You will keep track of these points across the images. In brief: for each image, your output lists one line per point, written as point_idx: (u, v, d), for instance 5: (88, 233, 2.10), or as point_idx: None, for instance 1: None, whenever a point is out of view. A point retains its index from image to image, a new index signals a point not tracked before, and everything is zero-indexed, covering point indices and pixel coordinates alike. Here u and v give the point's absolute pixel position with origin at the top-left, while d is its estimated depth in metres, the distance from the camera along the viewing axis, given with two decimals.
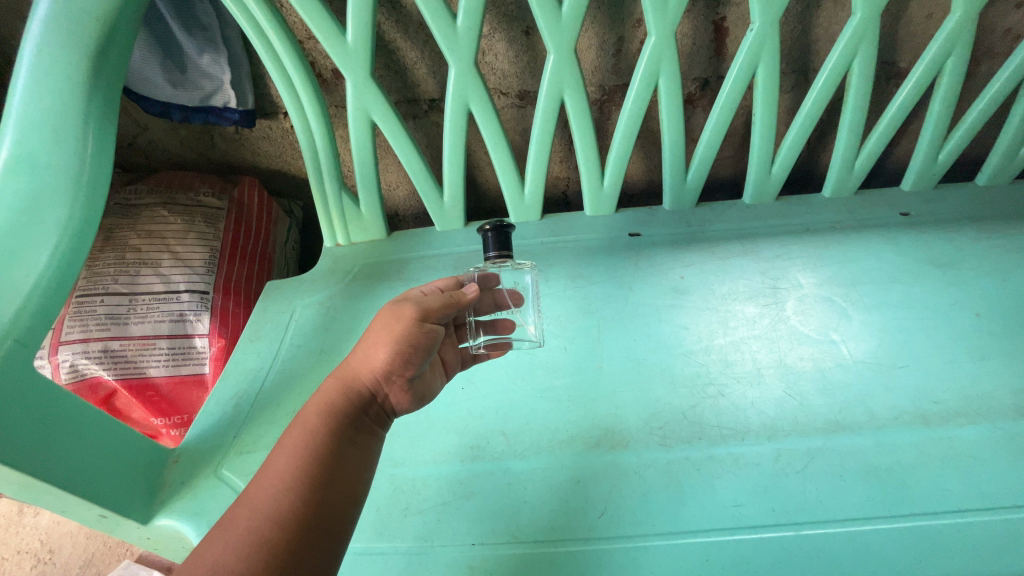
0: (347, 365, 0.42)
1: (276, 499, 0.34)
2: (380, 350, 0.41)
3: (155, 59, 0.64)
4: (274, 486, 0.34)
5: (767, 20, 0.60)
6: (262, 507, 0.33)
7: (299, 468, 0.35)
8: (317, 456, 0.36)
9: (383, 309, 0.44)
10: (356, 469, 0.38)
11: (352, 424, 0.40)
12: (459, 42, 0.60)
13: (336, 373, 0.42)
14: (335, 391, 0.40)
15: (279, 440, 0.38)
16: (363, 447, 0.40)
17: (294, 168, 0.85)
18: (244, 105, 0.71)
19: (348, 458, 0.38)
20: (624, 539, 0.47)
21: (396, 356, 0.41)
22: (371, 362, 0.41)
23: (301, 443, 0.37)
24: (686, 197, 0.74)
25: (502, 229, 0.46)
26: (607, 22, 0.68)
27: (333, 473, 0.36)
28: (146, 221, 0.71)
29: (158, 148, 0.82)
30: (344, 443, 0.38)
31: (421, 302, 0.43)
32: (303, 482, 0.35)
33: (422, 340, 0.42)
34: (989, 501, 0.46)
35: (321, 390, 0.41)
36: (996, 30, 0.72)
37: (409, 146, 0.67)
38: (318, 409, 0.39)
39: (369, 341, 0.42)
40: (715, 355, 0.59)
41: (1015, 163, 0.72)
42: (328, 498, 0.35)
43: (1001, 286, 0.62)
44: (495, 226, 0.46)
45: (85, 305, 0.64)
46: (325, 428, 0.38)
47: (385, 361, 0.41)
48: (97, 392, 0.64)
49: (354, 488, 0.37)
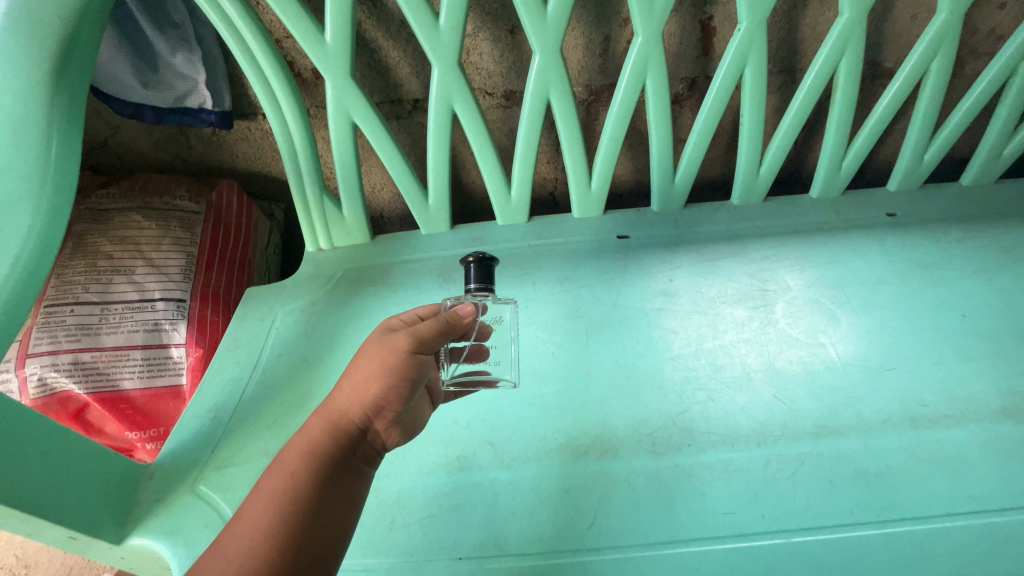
0: (332, 401, 0.40)
1: (252, 550, 0.33)
2: (373, 386, 0.39)
3: (125, 58, 0.62)
4: (251, 534, 0.34)
5: (753, 21, 0.59)
6: (236, 559, 0.33)
7: (276, 516, 0.35)
8: (299, 502, 0.35)
9: (372, 342, 0.41)
10: (340, 512, 0.37)
11: (338, 466, 0.38)
12: (442, 41, 0.59)
13: (320, 412, 0.40)
14: (319, 430, 0.39)
15: (260, 479, 0.37)
16: (351, 488, 0.39)
17: (274, 170, 0.82)
18: (221, 106, 0.68)
19: (333, 500, 0.37)
20: (613, 550, 0.46)
21: (387, 391, 0.40)
22: (361, 397, 0.40)
23: (280, 490, 0.36)
24: (674, 198, 0.73)
25: (485, 261, 0.44)
26: (593, 21, 0.67)
27: (316, 521, 0.36)
28: (118, 227, 0.68)
29: (132, 149, 0.79)
30: (329, 485, 0.37)
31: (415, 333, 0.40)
32: (281, 532, 0.34)
33: (415, 373, 0.41)
34: (977, 504, 0.46)
35: (305, 428, 0.39)
36: (981, 30, 0.72)
37: (392, 148, 0.66)
38: (302, 450, 0.38)
39: (358, 377, 0.40)
40: (704, 359, 0.59)
41: (1000, 163, 0.72)
42: (308, 545, 0.35)
43: (986, 286, 0.63)
44: (479, 259, 0.44)
45: (54, 315, 0.62)
46: (307, 471, 0.37)
47: (377, 396, 0.40)
48: (67, 407, 0.62)
49: (339, 532, 0.37)
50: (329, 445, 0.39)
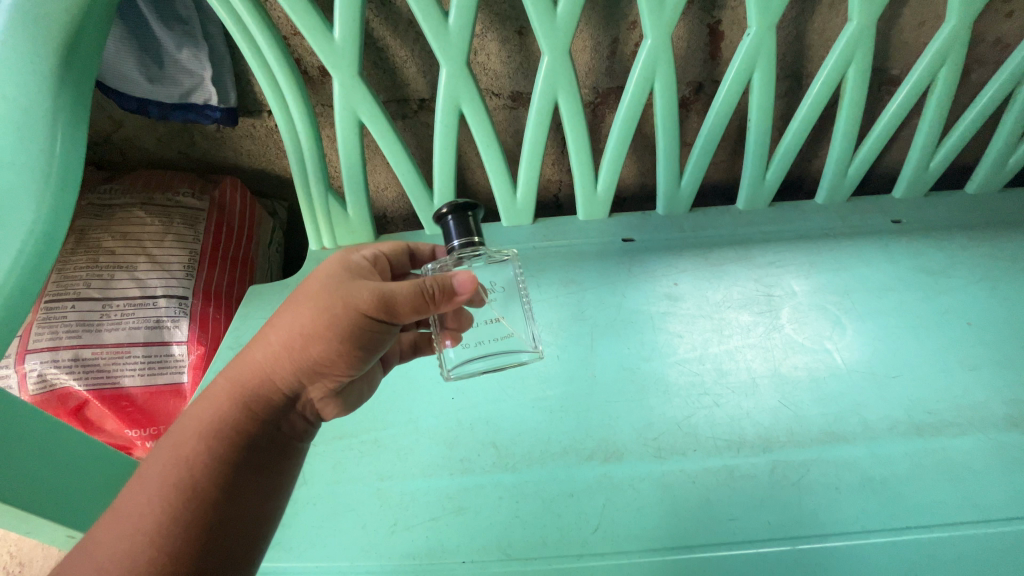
0: (262, 365, 0.39)
1: (150, 523, 0.32)
2: (318, 350, 0.38)
3: (131, 53, 0.61)
4: (144, 513, 0.33)
5: (763, 25, 0.59)
6: (135, 532, 0.32)
7: (169, 513, 0.33)
8: (199, 497, 0.34)
9: (327, 286, 0.39)
10: (252, 506, 0.36)
11: (258, 439, 0.38)
12: (451, 40, 0.58)
13: (246, 375, 0.38)
14: (240, 401, 0.38)
15: (158, 448, 0.36)
16: (268, 478, 0.38)
17: (278, 168, 0.82)
18: (227, 103, 0.68)
19: (243, 494, 0.36)
20: (617, 556, 0.46)
21: (328, 361, 0.39)
22: (297, 364, 0.39)
23: (184, 466, 0.35)
24: (679, 203, 0.73)
25: (461, 212, 0.42)
26: (602, 23, 0.66)
27: (225, 512, 0.35)
28: (121, 222, 0.68)
29: (135, 145, 0.79)
30: (247, 463, 0.37)
31: (384, 293, 0.37)
32: (173, 531, 0.32)
33: (367, 343, 0.40)
34: (984, 513, 0.46)
35: (225, 391, 0.38)
36: (988, 38, 0.72)
37: (398, 147, 0.65)
38: (222, 419, 0.37)
39: (303, 340, 0.38)
40: (710, 364, 0.58)
41: (1005, 172, 0.72)
42: (222, 524, 0.34)
43: (990, 295, 0.63)
44: (453, 208, 0.42)
45: (55, 310, 0.61)
46: (221, 445, 0.36)
47: (316, 364, 0.39)
48: (66, 403, 0.61)
49: (250, 529, 0.36)
50: (243, 426, 0.38)
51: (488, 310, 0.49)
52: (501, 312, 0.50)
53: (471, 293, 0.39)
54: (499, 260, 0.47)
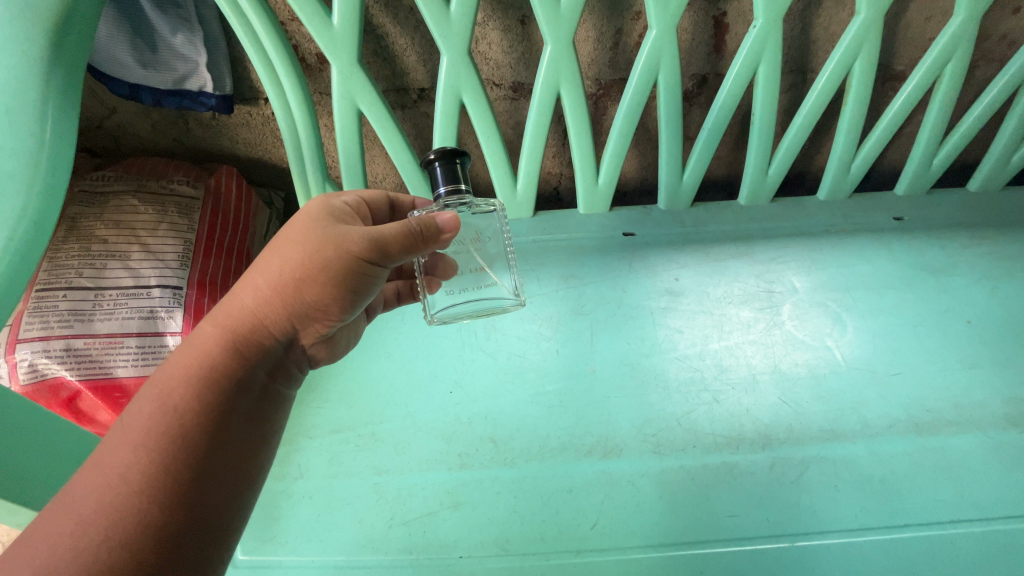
0: (246, 309, 0.37)
1: (135, 470, 0.30)
2: (308, 292, 0.37)
3: (123, 37, 0.60)
4: (128, 459, 0.30)
5: (769, 17, 0.58)
6: (121, 478, 0.30)
7: (154, 463, 0.30)
8: (187, 441, 0.32)
9: (313, 227, 0.37)
10: (237, 473, 0.33)
11: (246, 387, 0.36)
12: (452, 28, 0.57)
13: (231, 321, 0.36)
14: (226, 345, 0.36)
15: (140, 395, 0.33)
16: (259, 426, 0.36)
17: (274, 157, 0.81)
18: (222, 90, 0.67)
19: (233, 440, 0.34)
20: (615, 552, 0.46)
21: (319, 304, 0.37)
22: (284, 308, 0.37)
23: (170, 410, 0.32)
24: (680, 197, 0.73)
25: (450, 158, 0.41)
26: (606, 13, 0.65)
27: (216, 458, 0.33)
28: (113, 210, 0.67)
29: (128, 132, 0.77)
30: (236, 409, 0.35)
31: (377, 236, 0.36)
32: (158, 482, 0.30)
33: (359, 287, 0.38)
34: (983, 512, 0.46)
35: (208, 338, 0.36)
36: (994, 34, 0.71)
37: (397, 137, 0.64)
38: (207, 364, 0.35)
39: (292, 280, 0.36)
40: (710, 360, 0.58)
41: (1007, 170, 0.72)
42: (214, 471, 0.32)
43: (991, 293, 0.62)
44: (440, 153, 0.41)
45: (46, 299, 0.60)
46: (209, 389, 0.34)
47: (306, 308, 0.37)
48: (58, 394, 0.60)
49: (235, 501, 0.33)
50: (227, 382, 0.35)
51: (472, 259, 0.50)
52: (485, 262, 0.50)
53: (455, 235, 0.40)
54: (487, 209, 0.47)
